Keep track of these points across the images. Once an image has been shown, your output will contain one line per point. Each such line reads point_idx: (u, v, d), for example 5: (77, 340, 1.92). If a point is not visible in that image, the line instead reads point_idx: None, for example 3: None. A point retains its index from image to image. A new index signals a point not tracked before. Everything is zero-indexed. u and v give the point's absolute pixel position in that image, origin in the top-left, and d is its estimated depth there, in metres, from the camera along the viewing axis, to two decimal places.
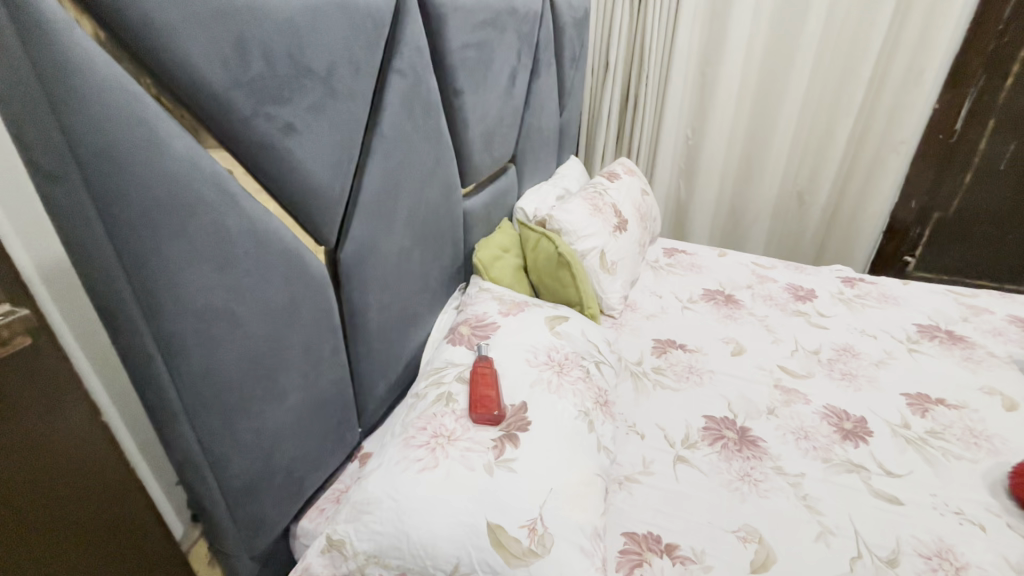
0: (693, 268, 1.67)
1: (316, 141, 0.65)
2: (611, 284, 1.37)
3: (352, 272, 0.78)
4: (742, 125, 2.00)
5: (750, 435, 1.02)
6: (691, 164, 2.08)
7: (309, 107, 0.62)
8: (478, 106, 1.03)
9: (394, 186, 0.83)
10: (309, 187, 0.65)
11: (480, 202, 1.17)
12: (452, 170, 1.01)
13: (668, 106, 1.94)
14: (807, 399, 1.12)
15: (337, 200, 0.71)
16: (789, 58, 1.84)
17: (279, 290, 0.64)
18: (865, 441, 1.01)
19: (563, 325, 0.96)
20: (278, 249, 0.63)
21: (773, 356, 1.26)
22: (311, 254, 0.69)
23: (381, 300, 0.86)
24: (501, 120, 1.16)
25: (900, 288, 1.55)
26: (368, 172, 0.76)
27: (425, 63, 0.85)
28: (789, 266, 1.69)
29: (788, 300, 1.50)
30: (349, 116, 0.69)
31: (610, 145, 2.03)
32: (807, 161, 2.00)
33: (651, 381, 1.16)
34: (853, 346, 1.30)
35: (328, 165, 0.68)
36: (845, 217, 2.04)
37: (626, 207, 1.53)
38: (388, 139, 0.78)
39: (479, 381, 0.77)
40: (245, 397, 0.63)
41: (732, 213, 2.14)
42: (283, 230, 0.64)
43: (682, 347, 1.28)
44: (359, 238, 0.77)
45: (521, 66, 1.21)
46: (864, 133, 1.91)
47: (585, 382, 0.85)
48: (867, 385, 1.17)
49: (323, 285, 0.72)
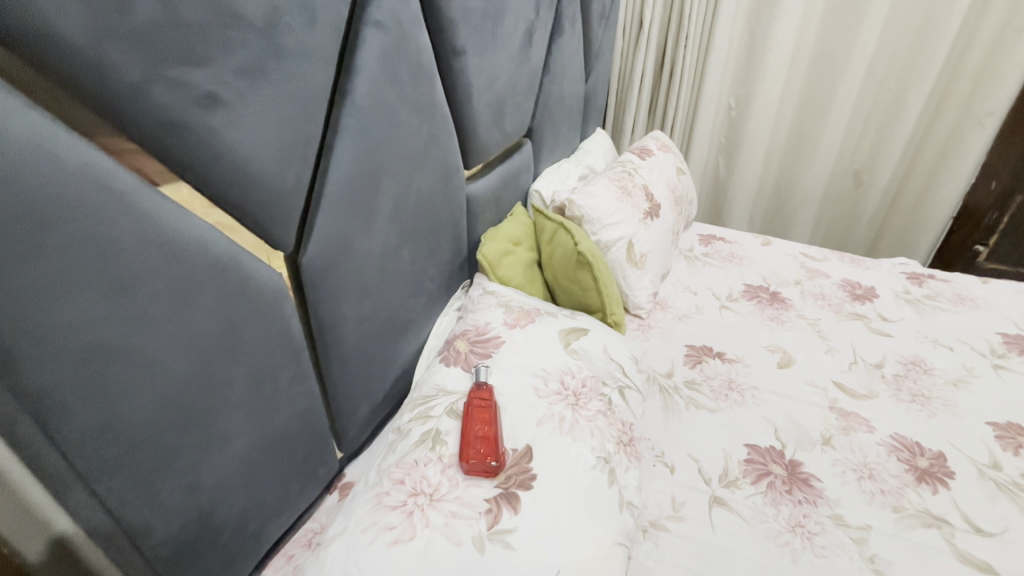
0: (732, 258, 1.48)
1: (254, 117, 0.49)
2: (639, 280, 1.20)
3: (319, 282, 0.63)
4: (794, 93, 1.76)
5: (801, 472, 0.86)
6: (732, 139, 1.85)
7: (240, 70, 0.46)
8: (485, 71, 0.85)
9: (374, 171, 0.66)
10: (247, 176, 0.50)
11: (486, 186, 1.01)
12: (451, 149, 0.84)
13: (710, 72, 1.70)
14: (869, 427, 0.95)
15: (292, 193, 0.55)
16: (858, 13, 1.58)
17: (211, 311, 0.49)
18: (946, 486, 0.84)
19: (581, 340, 0.80)
20: (204, 258, 0.48)
21: (828, 370, 1.08)
22: (258, 261, 0.54)
23: (359, 311, 0.72)
24: (514, 88, 0.98)
25: (978, 287, 1.33)
26: (336, 155, 0.60)
27: (413, 14, 0.67)
28: (844, 258, 1.49)
29: (844, 300, 1.30)
30: (303, 82, 0.53)
31: (641, 116, 1.81)
32: (868, 134, 1.75)
33: (682, 398, 1.01)
34: (923, 359, 1.10)
35: (275, 147, 0.52)
36: (909, 200, 1.80)
37: (658, 188, 1.34)
38: (363, 111, 0.61)
39: (476, 417, 0.63)
40: (169, 450, 0.49)
41: (777, 193, 1.92)
42: (212, 233, 0.48)
43: (719, 356, 1.11)
44: (327, 240, 0.62)
45: (539, 21, 1.02)
46: (942, 102, 1.65)
47: (607, 417, 0.70)
48: (943, 411, 0.99)
49: (278, 300, 0.57)
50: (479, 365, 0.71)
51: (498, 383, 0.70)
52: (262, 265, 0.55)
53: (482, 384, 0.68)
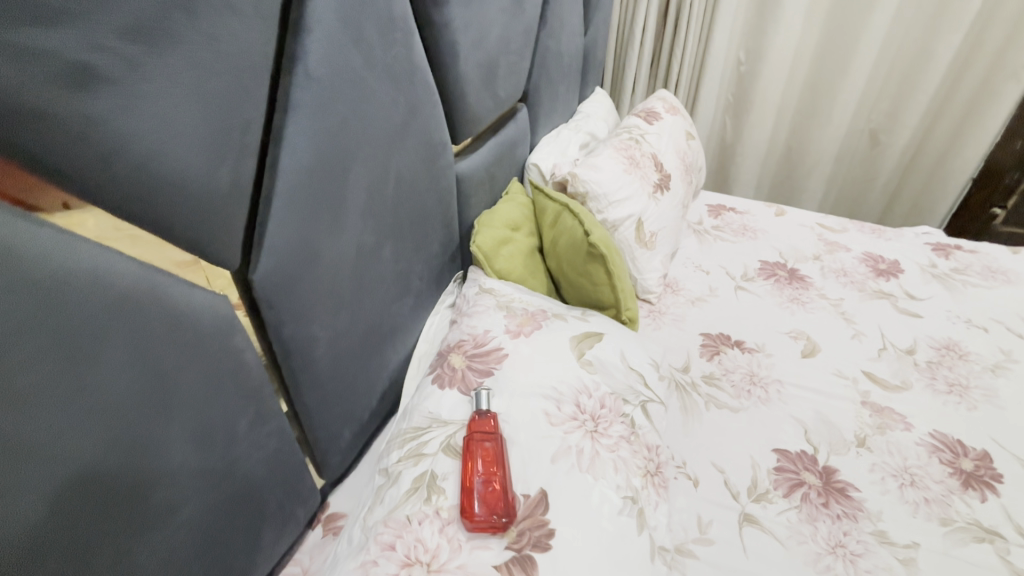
0: (744, 231, 1.36)
1: (161, 98, 0.35)
2: (649, 262, 1.08)
3: (279, 302, 0.51)
4: (810, 44, 1.60)
5: (837, 480, 0.78)
6: (741, 96, 1.70)
7: (128, 30, 0.32)
8: (473, 25, 0.70)
9: (341, 157, 0.53)
10: (158, 177, 0.36)
11: (478, 162, 0.87)
12: (436, 123, 0.69)
13: (719, 21, 1.53)
14: (906, 424, 0.87)
15: (231, 196, 0.42)
16: None
17: (122, 359, 0.37)
18: (994, 491, 0.77)
19: (596, 347, 0.69)
20: (100, 292, 0.34)
21: (857, 358, 0.99)
22: (184, 283, 0.41)
23: (333, 328, 0.59)
24: (508, 45, 0.83)
25: (1008, 258, 1.24)
26: (288, 142, 0.46)
27: None
28: (864, 228, 1.38)
29: (867, 277, 1.20)
30: (230, 44, 0.39)
31: (642, 73, 1.65)
32: (889, 90, 1.61)
33: (702, 396, 0.91)
34: (958, 343, 1.02)
35: (198, 136, 0.38)
36: (928, 161, 1.69)
37: (667, 157, 1.20)
38: (319, 82, 0.47)
39: (480, 460, 0.52)
40: (89, 545, 0.37)
41: (787, 155, 1.79)
42: (107, 256, 0.35)
43: (738, 346, 1.02)
44: (285, 249, 0.49)
45: None
46: (972, 53, 1.51)
47: (631, 445, 0.60)
48: (983, 402, 0.91)
49: (223, 332, 0.45)
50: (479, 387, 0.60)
51: (501, 409, 0.59)
52: (191, 289, 0.42)
53: (486, 414, 0.57)
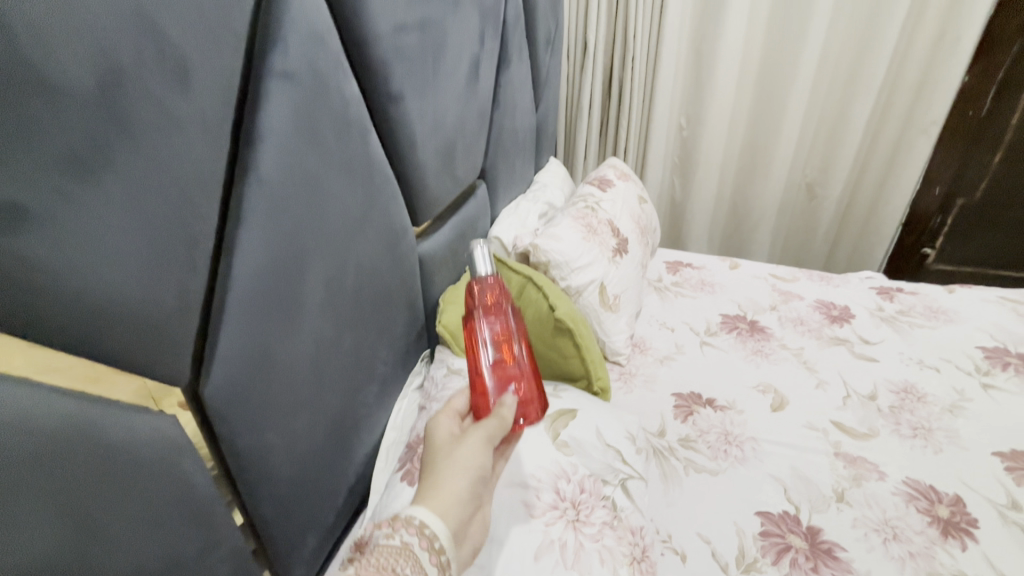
0: (703, 286, 1.41)
1: (93, 222, 0.33)
2: (615, 325, 1.09)
3: (232, 412, 0.47)
4: (744, 109, 1.75)
5: (822, 540, 0.77)
6: (686, 158, 1.82)
7: (60, 162, 0.31)
8: (428, 116, 0.72)
9: (298, 256, 0.52)
10: (88, 302, 0.34)
11: (439, 241, 0.87)
12: (396, 209, 0.70)
13: (659, 92, 1.66)
14: (880, 473, 0.88)
15: (175, 313, 0.40)
16: (801, 29, 1.57)
17: (31, 508, 0.32)
18: (973, 538, 0.77)
19: (571, 425, 0.67)
20: (0, 434, 0.30)
21: (824, 408, 1.01)
22: (122, 409, 0.38)
23: (292, 430, 0.56)
24: (464, 129, 0.86)
25: (946, 297, 1.32)
26: (240, 251, 0.44)
27: (333, 57, 0.52)
28: (814, 276, 1.45)
29: (822, 324, 1.25)
30: (176, 162, 0.38)
31: (593, 141, 1.74)
32: (818, 148, 1.76)
33: (679, 461, 0.90)
34: (915, 385, 1.06)
35: (140, 255, 0.36)
36: (861, 210, 1.83)
37: (623, 221, 1.25)
38: (274, 188, 0.47)
39: (491, 346, 0.61)
40: None
41: (734, 211, 1.90)
42: (19, 392, 0.31)
43: (710, 404, 1.02)
44: (237, 358, 0.46)
45: (487, 52, 0.89)
46: (885, 113, 1.67)
47: (614, 530, 0.58)
48: (947, 444, 0.93)
49: (164, 457, 0.41)
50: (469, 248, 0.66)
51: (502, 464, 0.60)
52: (131, 414, 0.39)
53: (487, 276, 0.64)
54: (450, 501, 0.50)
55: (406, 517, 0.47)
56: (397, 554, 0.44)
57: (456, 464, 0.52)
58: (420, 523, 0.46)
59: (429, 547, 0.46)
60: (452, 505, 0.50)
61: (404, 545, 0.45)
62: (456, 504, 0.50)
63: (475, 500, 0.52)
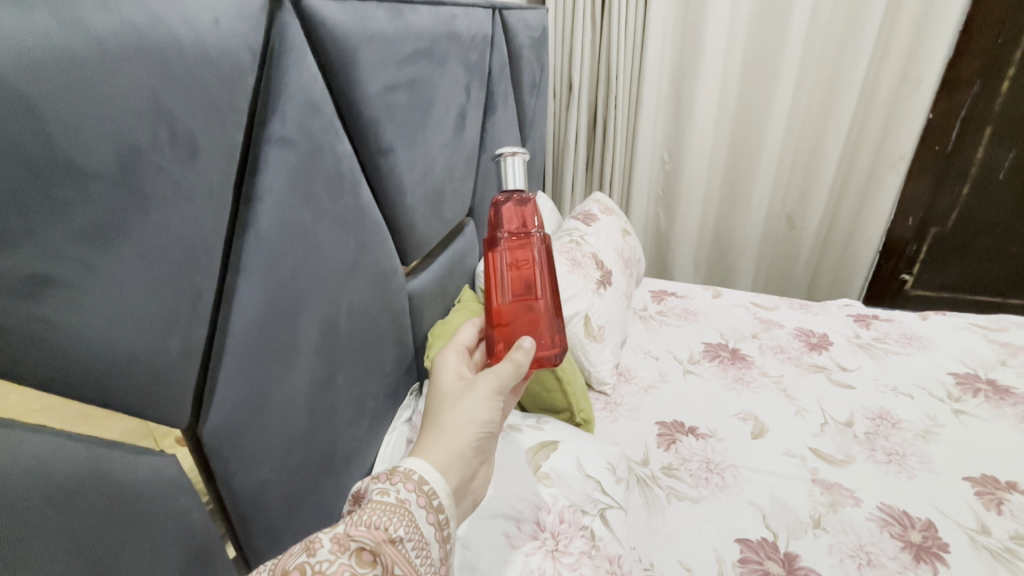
0: (687, 315, 1.45)
1: (112, 287, 0.37)
2: (600, 355, 1.13)
3: (229, 451, 0.50)
4: (723, 145, 1.83)
5: (799, 566, 0.80)
6: (669, 190, 1.89)
7: (83, 236, 0.35)
8: (417, 165, 0.77)
9: (293, 301, 0.56)
10: (102, 355, 0.37)
11: (428, 279, 0.91)
12: (386, 252, 0.74)
13: (641, 129, 1.73)
14: (856, 499, 0.91)
15: (180, 362, 0.44)
16: (774, 71, 1.66)
17: (50, 546, 0.35)
18: (944, 562, 0.80)
19: (552, 457, 0.70)
20: (23, 478, 0.33)
21: (802, 435, 1.04)
22: (128, 451, 0.41)
23: (285, 467, 0.59)
24: (452, 174, 0.91)
25: (919, 324, 1.38)
26: (239, 300, 0.49)
27: (327, 122, 0.58)
28: (794, 304, 1.50)
29: (801, 352, 1.29)
30: (183, 226, 0.42)
31: (579, 176, 1.81)
32: (795, 180, 1.83)
33: (662, 489, 0.92)
34: (889, 412, 1.09)
35: (150, 311, 0.40)
36: (840, 239, 1.90)
37: (607, 254, 1.30)
38: (271, 241, 0.51)
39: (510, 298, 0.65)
40: None
41: (718, 241, 1.97)
42: (39, 440, 0.35)
43: (692, 432, 1.05)
44: (234, 399, 0.50)
45: (474, 102, 0.95)
46: (857, 148, 1.76)
47: (593, 558, 0.60)
48: (921, 469, 0.96)
49: (165, 497, 0.44)
50: (498, 153, 0.66)
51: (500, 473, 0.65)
52: (135, 456, 0.42)
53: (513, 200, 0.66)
54: (450, 457, 0.53)
55: (403, 472, 0.49)
56: (391, 512, 0.45)
57: (457, 422, 0.56)
58: (418, 478, 0.49)
59: (425, 505, 0.48)
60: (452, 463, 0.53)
61: (398, 503, 0.46)
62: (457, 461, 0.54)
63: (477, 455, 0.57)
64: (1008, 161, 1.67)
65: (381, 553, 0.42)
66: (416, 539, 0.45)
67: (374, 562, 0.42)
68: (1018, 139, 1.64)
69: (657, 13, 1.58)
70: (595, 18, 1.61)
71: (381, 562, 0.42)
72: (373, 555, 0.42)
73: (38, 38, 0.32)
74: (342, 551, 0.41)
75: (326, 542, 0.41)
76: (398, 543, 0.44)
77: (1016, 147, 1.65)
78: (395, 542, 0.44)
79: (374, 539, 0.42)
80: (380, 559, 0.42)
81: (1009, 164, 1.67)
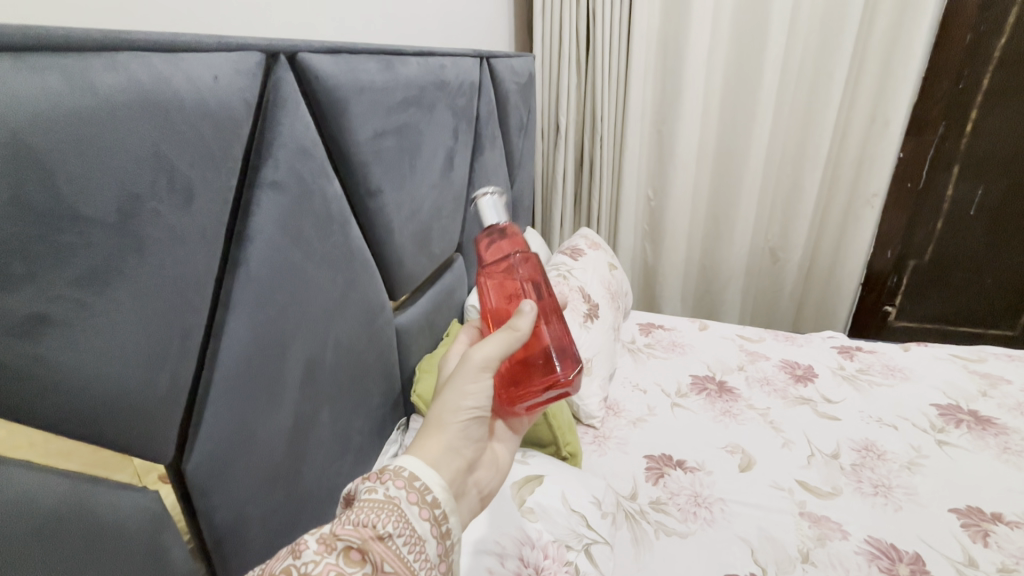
0: (674, 347, 1.47)
1: (105, 325, 0.39)
2: (588, 388, 1.14)
3: (212, 488, 0.51)
4: (705, 182, 1.90)
5: None
6: (655, 226, 1.94)
7: (81, 278, 0.37)
8: (405, 205, 0.80)
9: (280, 337, 0.57)
10: (92, 392, 0.39)
11: (416, 313, 0.93)
12: (374, 288, 0.76)
13: (626, 167, 1.80)
14: (843, 532, 0.91)
15: (167, 400, 0.45)
16: (750, 113, 1.74)
17: None
18: None
19: (536, 492, 0.71)
20: (8, 513, 0.34)
21: (789, 467, 1.05)
22: (112, 486, 0.42)
23: (268, 503, 0.59)
24: (440, 212, 0.94)
25: (901, 355, 1.40)
26: (227, 337, 0.50)
27: (318, 166, 0.61)
28: (779, 336, 1.53)
29: (787, 384, 1.30)
30: (176, 267, 0.44)
31: (567, 212, 1.86)
32: (776, 215, 1.89)
33: (650, 523, 0.92)
34: (875, 443, 1.10)
35: (140, 350, 0.42)
36: (822, 272, 1.95)
37: (594, 288, 1.32)
38: (260, 280, 0.53)
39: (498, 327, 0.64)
40: None
41: (704, 273, 2.02)
42: (23, 474, 0.35)
43: (680, 465, 1.05)
44: (218, 435, 0.51)
45: (462, 144, 1.00)
46: (834, 185, 1.83)
47: None
48: (907, 502, 0.97)
49: (147, 535, 0.44)
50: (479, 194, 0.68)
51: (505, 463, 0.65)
52: (119, 490, 0.42)
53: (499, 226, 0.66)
54: (442, 451, 0.53)
55: (394, 471, 0.49)
56: (379, 509, 0.45)
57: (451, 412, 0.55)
58: (410, 475, 0.49)
59: (418, 500, 0.48)
60: (444, 457, 0.53)
61: (388, 500, 0.46)
62: (450, 453, 0.54)
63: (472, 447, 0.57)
64: (978, 198, 1.74)
65: (369, 550, 0.43)
66: (409, 536, 0.45)
67: (363, 560, 0.42)
68: (985, 176, 1.72)
69: (638, 60, 1.67)
70: (579, 63, 1.70)
71: (369, 560, 0.42)
72: (361, 554, 0.42)
73: (51, 99, 0.35)
74: (328, 551, 0.41)
75: (313, 543, 0.42)
76: (387, 539, 0.44)
77: (984, 184, 1.73)
78: (384, 539, 0.44)
79: (361, 537, 0.43)
80: (368, 556, 0.42)
81: (979, 200, 1.75)
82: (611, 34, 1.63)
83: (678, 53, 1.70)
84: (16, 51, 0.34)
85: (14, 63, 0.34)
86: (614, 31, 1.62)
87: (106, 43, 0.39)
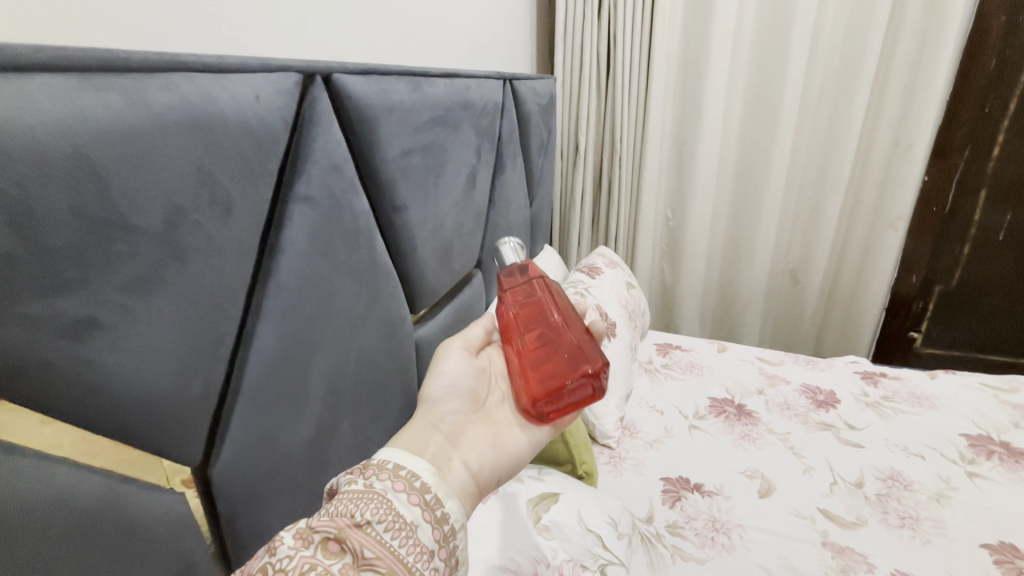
0: (692, 369, 1.46)
1: (146, 332, 0.41)
2: (605, 407, 1.13)
3: (236, 494, 0.52)
4: (725, 203, 1.91)
5: None
6: (673, 246, 1.94)
7: (129, 285, 0.39)
8: (428, 221, 0.82)
9: (307, 347, 0.58)
10: (130, 396, 0.40)
11: (435, 327, 0.94)
12: (396, 301, 0.77)
13: (645, 189, 1.81)
14: (869, 565, 0.88)
15: (198, 405, 0.46)
16: (770, 136, 1.75)
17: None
18: None
19: (551, 510, 0.70)
20: (47, 510, 0.35)
21: (810, 495, 1.02)
22: (143, 488, 0.43)
23: (288, 512, 0.59)
24: (461, 228, 0.95)
25: (928, 383, 1.36)
26: (257, 345, 0.52)
27: (348, 182, 0.63)
28: (800, 360, 1.50)
29: (809, 409, 1.27)
30: (210, 278, 0.46)
31: (586, 230, 1.87)
32: (796, 238, 1.88)
33: (667, 548, 0.90)
34: (901, 473, 1.07)
35: (176, 356, 0.43)
36: (844, 296, 1.92)
37: (611, 306, 1.32)
38: (289, 291, 0.55)
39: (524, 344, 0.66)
40: None
41: (723, 295, 2.01)
42: (64, 471, 0.37)
43: (698, 489, 1.03)
44: (244, 441, 0.52)
45: (484, 161, 1.01)
46: (856, 207, 1.81)
47: None
48: (936, 535, 0.93)
49: (174, 537, 0.45)
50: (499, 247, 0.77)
51: (519, 452, 0.64)
52: (150, 493, 0.43)
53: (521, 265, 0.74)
54: (419, 428, 0.58)
55: (377, 464, 0.50)
56: (358, 499, 0.46)
57: (428, 395, 0.64)
58: (393, 466, 0.50)
59: (405, 487, 0.48)
60: (419, 433, 0.57)
61: (369, 490, 0.47)
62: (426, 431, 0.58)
63: (451, 425, 0.61)
64: (1006, 224, 1.71)
65: (347, 539, 0.43)
66: (393, 523, 0.45)
67: (342, 550, 0.42)
68: (1014, 202, 1.68)
69: (658, 83, 1.69)
70: (600, 85, 1.72)
71: (349, 548, 0.42)
72: (339, 544, 0.42)
73: (111, 116, 0.37)
74: (305, 544, 0.41)
75: (289, 538, 0.41)
76: (366, 526, 0.44)
77: (1013, 210, 1.69)
78: (362, 527, 0.44)
79: (338, 526, 0.43)
80: (347, 544, 0.42)
81: (1007, 227, 1.71)
82: (632, 57, 1.66)
83: (698, 75, 1.71)
84: (81, 72, 0.37)
85: (79, 83, 0.36)
86: (634, 54, 1.65)
87: (160, 65, 0.42)
